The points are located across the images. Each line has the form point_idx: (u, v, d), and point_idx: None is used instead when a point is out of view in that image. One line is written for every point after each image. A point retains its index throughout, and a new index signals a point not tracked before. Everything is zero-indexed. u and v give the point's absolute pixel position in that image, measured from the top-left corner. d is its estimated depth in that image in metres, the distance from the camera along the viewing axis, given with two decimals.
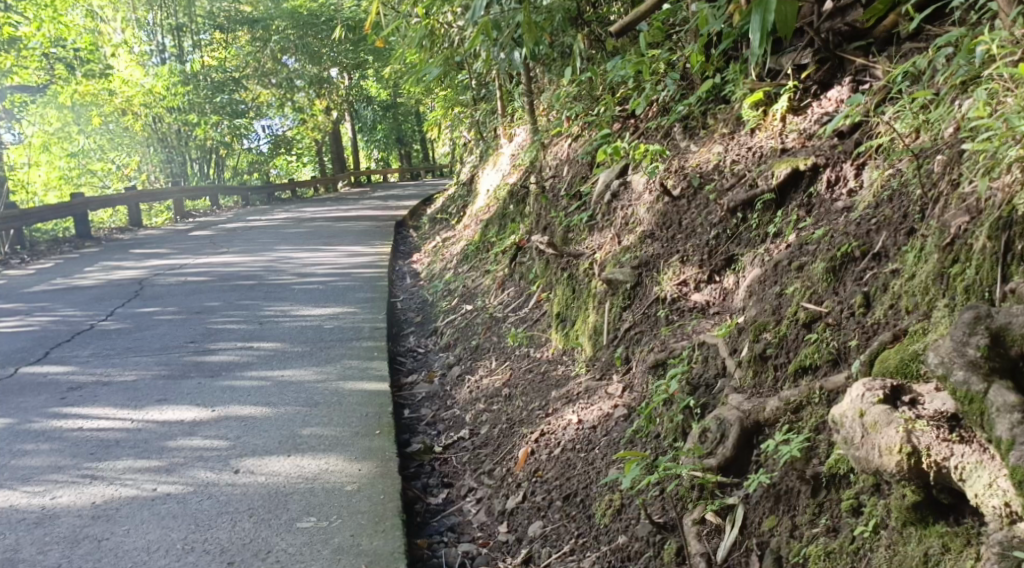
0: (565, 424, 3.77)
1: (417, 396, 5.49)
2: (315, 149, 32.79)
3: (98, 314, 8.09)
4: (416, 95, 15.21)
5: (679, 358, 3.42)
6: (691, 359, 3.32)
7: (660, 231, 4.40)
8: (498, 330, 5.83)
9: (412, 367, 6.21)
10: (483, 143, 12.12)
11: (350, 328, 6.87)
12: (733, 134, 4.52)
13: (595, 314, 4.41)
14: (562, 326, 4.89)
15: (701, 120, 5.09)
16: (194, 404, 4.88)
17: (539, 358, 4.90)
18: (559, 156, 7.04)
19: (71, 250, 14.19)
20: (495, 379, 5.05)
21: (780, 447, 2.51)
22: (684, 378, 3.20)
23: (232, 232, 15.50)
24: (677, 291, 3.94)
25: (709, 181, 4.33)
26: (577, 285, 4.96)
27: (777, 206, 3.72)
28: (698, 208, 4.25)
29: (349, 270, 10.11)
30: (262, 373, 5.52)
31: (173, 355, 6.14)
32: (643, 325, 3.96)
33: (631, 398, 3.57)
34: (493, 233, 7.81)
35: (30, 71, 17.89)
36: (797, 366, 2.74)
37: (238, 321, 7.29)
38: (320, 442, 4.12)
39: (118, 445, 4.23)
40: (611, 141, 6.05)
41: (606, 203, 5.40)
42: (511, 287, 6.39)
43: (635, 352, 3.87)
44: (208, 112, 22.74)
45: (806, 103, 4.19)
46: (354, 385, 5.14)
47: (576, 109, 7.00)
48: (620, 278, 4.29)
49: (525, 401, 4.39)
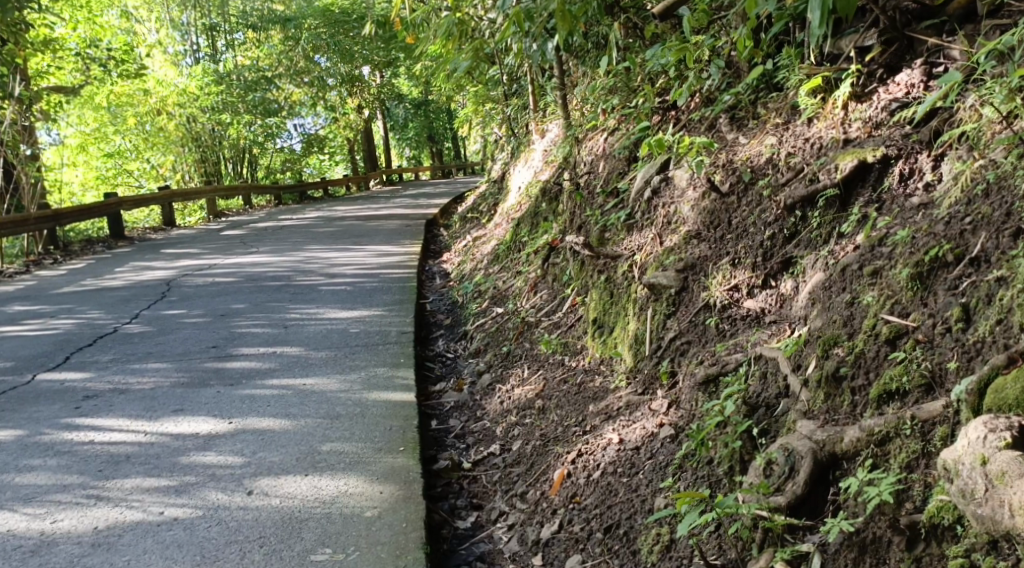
0: (604, 443, 3.43)
1: (446, 406, 5.19)
2: (348, 148, 32.72)
3: (123, 317, 7.90)
4: (447, 92, 14.97)
5: (734, 374, 3.07)
6: (747, 375, 2.98)
7: (707, 231, 4.04)
8: (530, 336, 5.50)
9: (441, 373, 5.90)
10: (514, 139, 11.80)
11: (377, 332, 6.58)
12: (788, 124, 4.15)
13: (635, 321, 4.07)
14: (600, 334, 4.56)
15: (750, 110, 4.73)
16: (211, 415, 4.61)
17: (575, 367, 4.58)
18: (594, 152, 6.68)
19: (103, 250, 14.12)
20: (527, 390, 4.73)
21: (865, 489, 2.19)
22: (741, 398, 2.86)
23: (263, 232, 15.35)
24: (727, 297, 3.59)
25: (762, 176, 3.96)
26: (615, 288, 4.62)
27: (842, 203, 3.36)
28: (749, 204, 3.89)
29: (378, 270, 9.85)
30: (284, 381, 5.25)
31: (193, 360, 5.89)
32: (691, 335, 3.61)
33: (679, 416, 3.23)
34: (525, 232, 7.49)
35: (65, 71, 18.03)
36: (880, 391, 2.39)
37: (263, 325, 7.04)
38: (341, 460, 3.83)
39: (127, 461, 3.97)
40: (651, 134, 5.71)
41: (646, 201, 5.06)
42: (544, 289, 6.05)
43: (682, 364, 3.54)
44: (241, 111, 22.68)
45: (871, 88, 3.83)
46: (379, 395, 4.85)
47: (612, 101, 6.65)
48: (663, 282, 3.93)
49: (561, 415, 4.07)
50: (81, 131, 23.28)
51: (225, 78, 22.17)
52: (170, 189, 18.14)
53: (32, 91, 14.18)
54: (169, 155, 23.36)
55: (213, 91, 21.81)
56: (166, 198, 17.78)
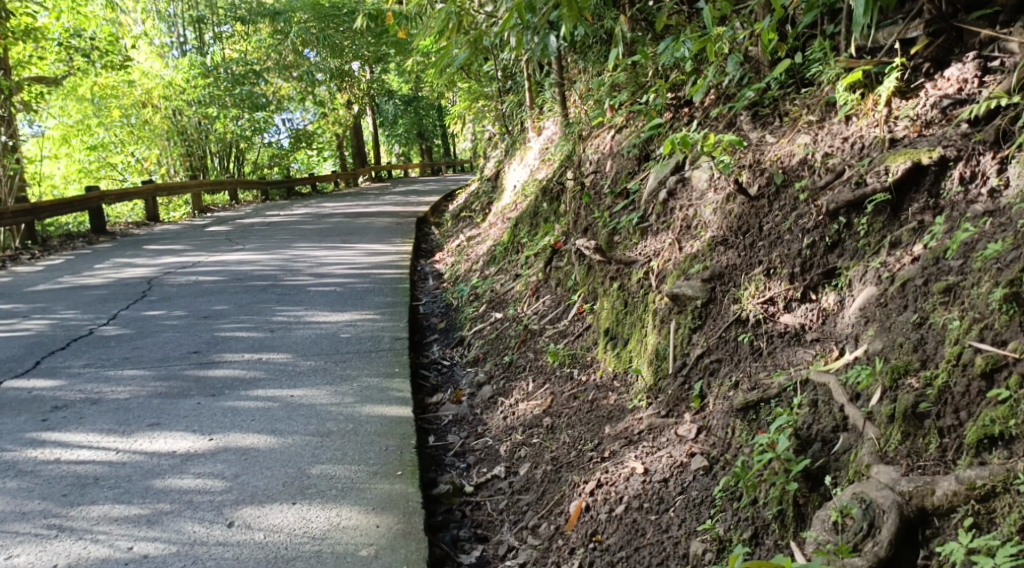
0: (627, 473, 3.08)
1: (443, 420, 4.83)
2: (337, 143, 32.27)
3: (100, 318, 7.47)
4: (439, 88, 14.60)
5: (780, 403, 2.74)
6: (795, 401, 2.64)
7: (734, 237, 3.70)
8: (534, 346, 5.14)
9: (437, 383, 5.53)
10: (508, 137, 11.44)
11: (368, 338, 6.21)
12: (822, 122, 3.81)
13: (655, 335, 3.72)
14: (613, 346, 4.22)
15: (775, 107, 4.40)
16: (190, 430, 4.24)
17: (586, 382, 4.24)
18: (600, 150, 6.31)
19: (83, 246, 13.65)
20: (534, 406, 4.39)
21: (972, 557, 1.92)
22: (791, 430, 2.53)
23: (249, 228, 14.92)
24: (762, 311, 3.25)
25: (796, 178, 3.63)
26: (629, 297, 4.27)
27: (893, 209, 3.03)
28: (782, 209, 3.56)
29: (369, 270, 9.47)
30: (270, 392, 4.87)
31: (173, 367, 5.50)
32: (721, 353, 3.28)
33: (712, 446, 2.91)
34: (524, 233, 7.13)
35: (47, 61, 17.60)
36: (978, 435, 2.11)
37: (247, 329, 6.65)
38: (332, 486, 3.48)
39: (95, 484, 3.60)
40: (663, 132, 5.37)
41: (660, 204, 4.72)
42: (547, 294, 5.71)
43: (713, 384, 3.20)
44: (227, 104, 22.43)
45: (917, 84, 3.51)
46: (372, 409, 4.48)
47: (620, 96, 6.29)
48: (688, 292, 3.58)
49: (574, 436, 3.73)
50: (63, 123, 22.76)
51: (212, 71, 21.73)
52: (154, 183, 17.67)
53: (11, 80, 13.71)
54: (154, 148, 22.89)
55: (200, 84, 21.42)
56: (149, 193, 17.31)
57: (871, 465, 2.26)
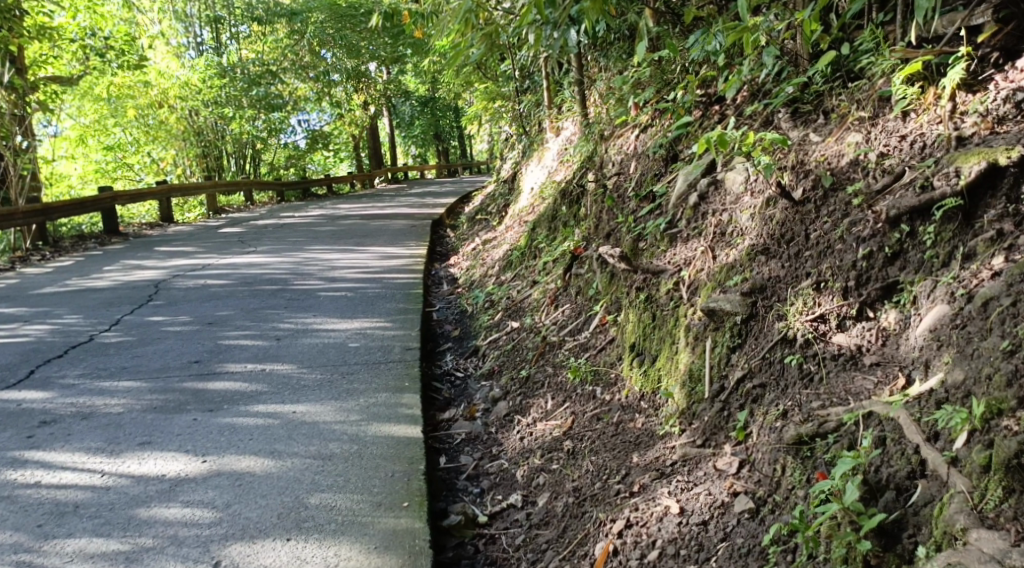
0: (660, 512, 2.74)
1: (455, 438, 4.50)
2: (353, 144, 32.01)
3: (102, 323, 7.20)
4: (455, 88, 14.29)
5: (841, 441, 2.40)
6: (863, 441, 2.31)
7: (776, 246, 3.35)
8: (552, 359, 4.80)
9: (449, 397, 5.19)
10: (525, 137, 11.11)
11: (378, 347, 5.89)
12: (875, 119, 3.46)
13: (688, 354, 3.37)
14: (639, 363, 3.89)
15: (817, 103, 4.06)
16: (182, 451, 3.92)
17: (611, 402, 3.91)
18: (623, 151, 5.96)
19: (94, 247, 13.41)
20: (553, 428, 4.05)
21: None
22: (859, 475, 2.21)
23: (263, 230, 14.65)
24: (811, 330, 2.90)
25: (848, 182, 3.29)
26: (659, 310, 3.93)
27: (966, 216, 2.69)
28: (832, 215, 3.20)
29: (381, 275, 9.16)
30: (271, 408, 4.55)
31: (170, 378, 5.20)
32: (765, 377, 2.93)
33: (758, 484, 2.57)
34: (542, 238, 6.80)
35: (63, 60, 17.39)
36: None
37: (253, 337, 6.35)
38: (331, 519, 3.17)
39: (74, 513, 3.30)
40: (692, 132, 5.05)
41: (690, 208, 4.38)
42: (566, 303, 5.37)
43: (757, 411, 2.86)
44: (244, 105, 22.02)
45: (985, 75, 3.19)
46: (379, 429, 4.15)
47: (645, 94, 5.94)
48: (726, 307, 3.22)
49: (598, 463, 3.40)
50: (79, 123, 22.61)
51: (229, 72, 21.53)
52: (168, 184, 17.44)
53: (24, 79, 13.52)
54: (170, 148, 22.71)
55: (216, 84, 21.07)
56: (164, 193, 17.10)
57: (968, 529, 1.94)
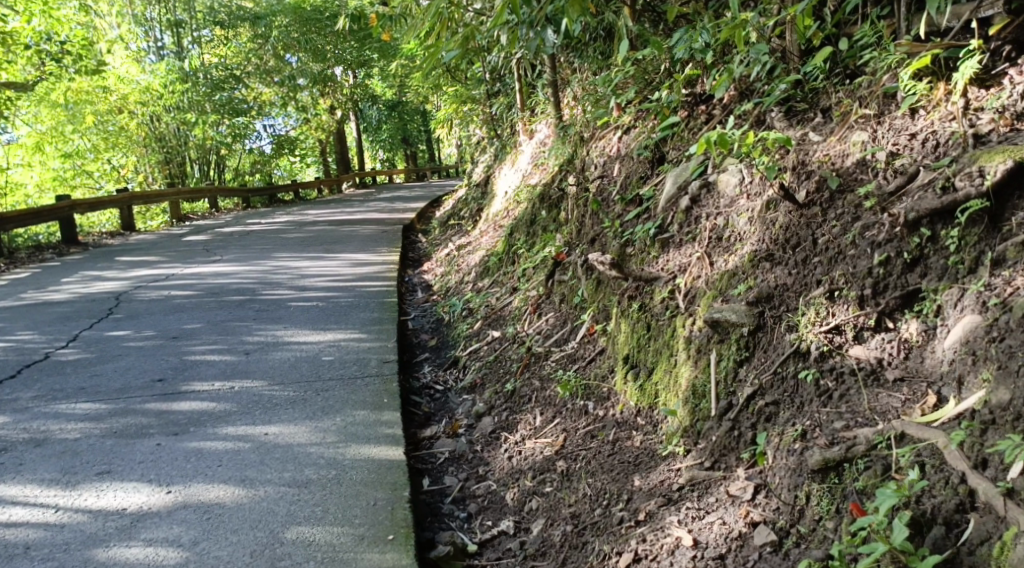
0: (671, 544, 2.55)
1: (438, 457, 4.25)
2: (320, 149, 31.51)
3: (59, 339, 6.85)
4: (425, 92, 14.01)
5: (875, 471, 2.26)
6: (909, 474, 2.16)
7: (781, 251, 3.16)
8: (539, 372, 4.56)
9: (429, 412, 4.94)
10: (498, 140, 10.87)
11: (353, 360, 5.62)
12: (881, 116, 3.27)
13: (689, 369, 3.15)
14: (635, 377, 3.68)
15: (813, 101, 3.88)
16: (145, 481, 3.66)
17: (606, 419, 3.70)
18: (605, 153, 5.74)
19: (51, 258, 12.91)
20: (544, 446, 3.82)
21: None
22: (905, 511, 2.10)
23: (228, 237, 14.24)
24: (826, 342, 2.71)
25: (857, 184, 3.11)
26: (654, 320, 3.72)
27: (992, 219, 2.53)
28: (842, 219, 3.02)
29: (352, 283, 8.86)
30: (241, 430, 4.27)
31: (132, 399, 4.90)
32: (777, 394, 2.72)
33: (778, 513, 2.42)
34: (520, 243, 6.57)
35: (19, 66, 16.76)
36: None
37: (220, 352, 6.04)
38: (310, 558, 2.96)
39: (25, 556, 3.06)
40: (678, 133, 4.86)
41: (682, 212, 4.17)
42: (550, 312, 5.15)
43: (771, 431, 2.65)
44: (208, 110, 21.46)
45: (999, 70, 3.03)
46: (358, 451, 3.90)
47: (627, 94, 5.72)
48: (731, 318, 3.01)
49: (596, 486, 3.19)
50: (36, 130, 21.91)
51: (191, 77, 21.03)
52: (130, 192, 16.92)
53: None
54: (131, 155, 22.14)
55: (178, 89, 20.26)
56: (125, 201, 16.60)
57: None
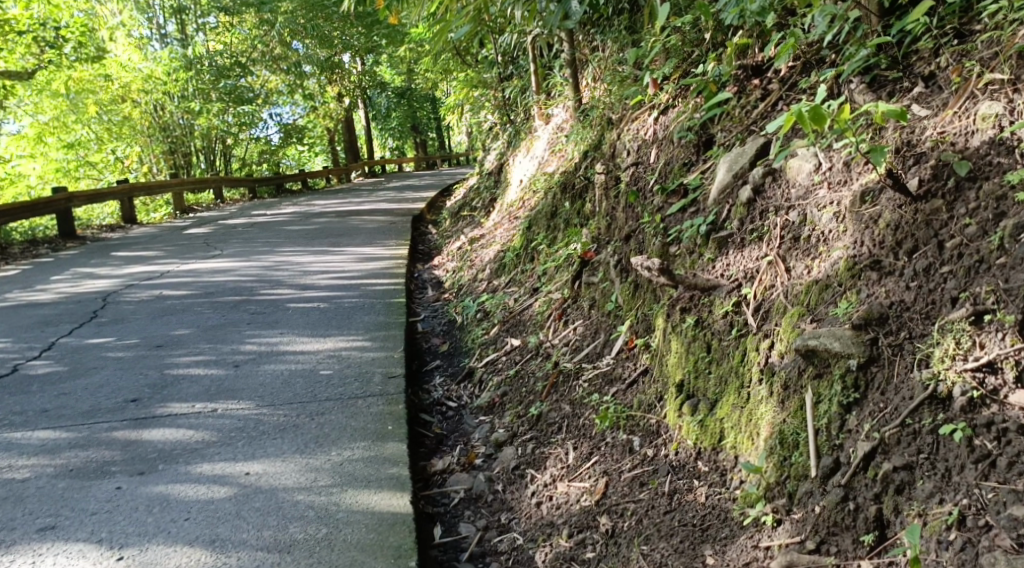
0: None
1: (451, 496, 3.55)
2: (329, 137, 30.80)
3: (35, 348, 6.20)
4: (435, 76, 13.22)
5: None
6: None
7: (890, 258, 2.50)
8: (568, 395, 3.83)
9: (440, 435, 4.25)
10: (512, 126, 10.10)
11: (354, 375, 4.94)
12: (1017, 82, 2.60)
13: (771, 412, 2.52)
14: (692, 410, 2.97)
15: (907, 68, 3.15)
16: (93, 542, 3.01)
17: (659, 461, 3.00)
18: (639, 137, 4.95)
19: (46, 253, 12.28)
20: (582, 494, 3.11)
21: None
22: None
23: (231, 230, 13.56)
24: (976, 385, 2.12)
25: (994, 170, 2.44)
26: (718, 342, 3.03)
27: None
28: (980, 216, 2.38)
29: (357, 281, 8.17)
30: (218, 467, 3.60)
31: (98, 425, 4.25)
32: (909, 455, 2.14)
33: None
34: (540, 237, 5.86)
35: (17, 54, 16.07)
36: None
37: (206, 364, 5.37)
38: None
39: None
40: (730, 112, 4.12)
41: (743, 205, 3.43)
42: (578, 319, 4.44)
43: (909, 510, 2.08)
44: (212, 99, 20.74)
45: None
46: (355, 500, 3.23)
47: (663, 69, 4.96)
48: (833, 348, 2.40)
49: (654, 558, 2.55)
50: (39, 120, 21.30)
51: (195, 65, 20.35)
52: (132, 183, 16.27)
53: None
54: (135, 146, 21.49)
55: (182, 77, 19.59)
56: (126, 192, 15.93)
57: None
